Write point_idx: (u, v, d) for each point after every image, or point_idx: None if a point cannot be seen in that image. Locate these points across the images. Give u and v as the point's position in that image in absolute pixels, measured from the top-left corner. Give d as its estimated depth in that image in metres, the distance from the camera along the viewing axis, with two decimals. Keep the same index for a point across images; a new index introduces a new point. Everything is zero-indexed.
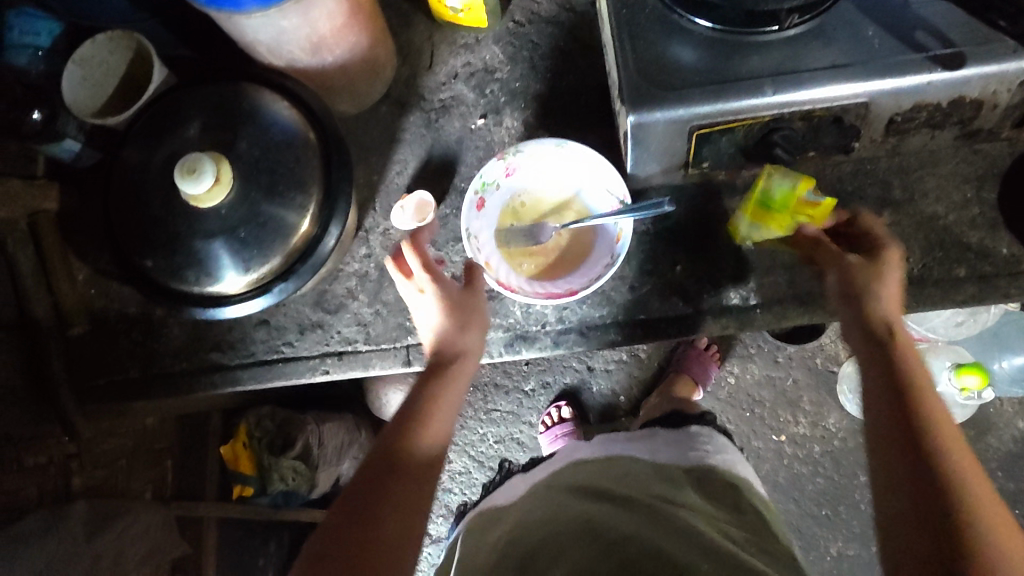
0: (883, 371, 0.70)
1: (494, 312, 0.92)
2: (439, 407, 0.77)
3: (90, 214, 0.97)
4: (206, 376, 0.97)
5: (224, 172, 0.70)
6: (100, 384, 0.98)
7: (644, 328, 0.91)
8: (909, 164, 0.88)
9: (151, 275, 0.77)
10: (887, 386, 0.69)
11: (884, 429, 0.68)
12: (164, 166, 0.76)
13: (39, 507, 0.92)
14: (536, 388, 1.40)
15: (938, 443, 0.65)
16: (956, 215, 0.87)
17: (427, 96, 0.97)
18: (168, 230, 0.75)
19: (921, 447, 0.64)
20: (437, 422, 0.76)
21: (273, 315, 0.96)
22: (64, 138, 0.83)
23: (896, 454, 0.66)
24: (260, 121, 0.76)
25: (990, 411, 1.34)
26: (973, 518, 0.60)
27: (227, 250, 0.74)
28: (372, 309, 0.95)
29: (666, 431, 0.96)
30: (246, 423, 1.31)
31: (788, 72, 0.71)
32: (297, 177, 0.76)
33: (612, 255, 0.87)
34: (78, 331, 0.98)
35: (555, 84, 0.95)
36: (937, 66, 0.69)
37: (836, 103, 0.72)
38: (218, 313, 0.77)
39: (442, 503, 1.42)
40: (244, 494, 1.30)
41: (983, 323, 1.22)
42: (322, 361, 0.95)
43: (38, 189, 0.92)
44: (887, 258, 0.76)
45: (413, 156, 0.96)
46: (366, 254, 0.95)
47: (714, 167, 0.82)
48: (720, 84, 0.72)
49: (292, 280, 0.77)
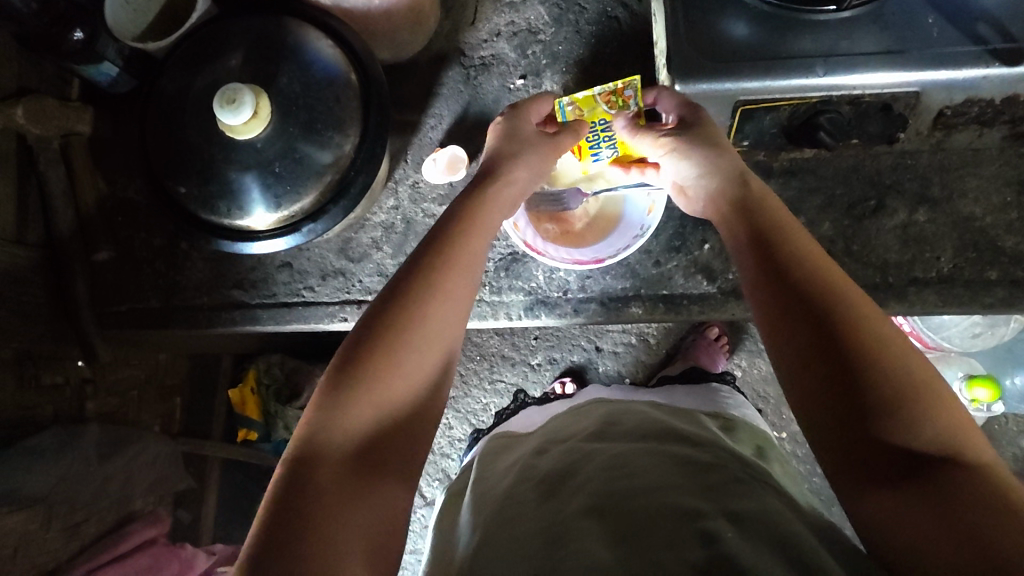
0: (751, 241, 0.64)
1: (517, 274, 0.94)
2: (465, 239, 0.69)
3: (121, 143, 0.98)
4: (225, 313, 0.97)
5: (262, 107, 0.70)
6: (122, 310, 0.99)
7: (666, 303, 0.91)
8: (950, 162, 0.86)
9: (182, 202, 0.77)
10: (756, 265, 0.63)
11: (764, 293, 0.61)
12: (205, 93, 0.76)
13: (54, 424, 0.94)
14: (543, 362, 1.39)
15: (811, 292, 0.58)
16: (994, 217, 0.86)
17: (467, 52, 0.97)
18: (203, 157, 0.75)
19: (811, 320, 0.57)
20: (469, 252, 0.68)
21: (296, 258, 0.96)
22: (104, 61, 0.83)
23: (788, 332, 0.58)
24: (303, 58, 0.76)
25: (994, 428, 1.31)
26: (870, 346, 0.54)
27: (259, 184, 0.75)
28: (395, 261, 0.95)
29: (692, 387, 1.06)
30: (256, 368, 1.31)
31: (841, 54, 0.68)
32: (336, 117, 0.76)
33: (641, 227, 0.88)
34: (103, 256, 0.99)
35: (598, 50, 0.94)
36: (996, 60, 0.66)
37: (887, 90, 0.69)
38: (244, 247, 0.77)
39: (440, 466, 1.43)
40: (249, 438, 1.31)
41: (1001, 337, 1.17)
42: (341, 309, 0.96)
43: (73, 110, 0.91)
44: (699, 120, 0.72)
45: (448, 112, 0.96)
46: (393, 206, 0.96)
47: (755, 145, 0.83)
48: (771, 60, 0.69)
49: (322, 221, 0.77)
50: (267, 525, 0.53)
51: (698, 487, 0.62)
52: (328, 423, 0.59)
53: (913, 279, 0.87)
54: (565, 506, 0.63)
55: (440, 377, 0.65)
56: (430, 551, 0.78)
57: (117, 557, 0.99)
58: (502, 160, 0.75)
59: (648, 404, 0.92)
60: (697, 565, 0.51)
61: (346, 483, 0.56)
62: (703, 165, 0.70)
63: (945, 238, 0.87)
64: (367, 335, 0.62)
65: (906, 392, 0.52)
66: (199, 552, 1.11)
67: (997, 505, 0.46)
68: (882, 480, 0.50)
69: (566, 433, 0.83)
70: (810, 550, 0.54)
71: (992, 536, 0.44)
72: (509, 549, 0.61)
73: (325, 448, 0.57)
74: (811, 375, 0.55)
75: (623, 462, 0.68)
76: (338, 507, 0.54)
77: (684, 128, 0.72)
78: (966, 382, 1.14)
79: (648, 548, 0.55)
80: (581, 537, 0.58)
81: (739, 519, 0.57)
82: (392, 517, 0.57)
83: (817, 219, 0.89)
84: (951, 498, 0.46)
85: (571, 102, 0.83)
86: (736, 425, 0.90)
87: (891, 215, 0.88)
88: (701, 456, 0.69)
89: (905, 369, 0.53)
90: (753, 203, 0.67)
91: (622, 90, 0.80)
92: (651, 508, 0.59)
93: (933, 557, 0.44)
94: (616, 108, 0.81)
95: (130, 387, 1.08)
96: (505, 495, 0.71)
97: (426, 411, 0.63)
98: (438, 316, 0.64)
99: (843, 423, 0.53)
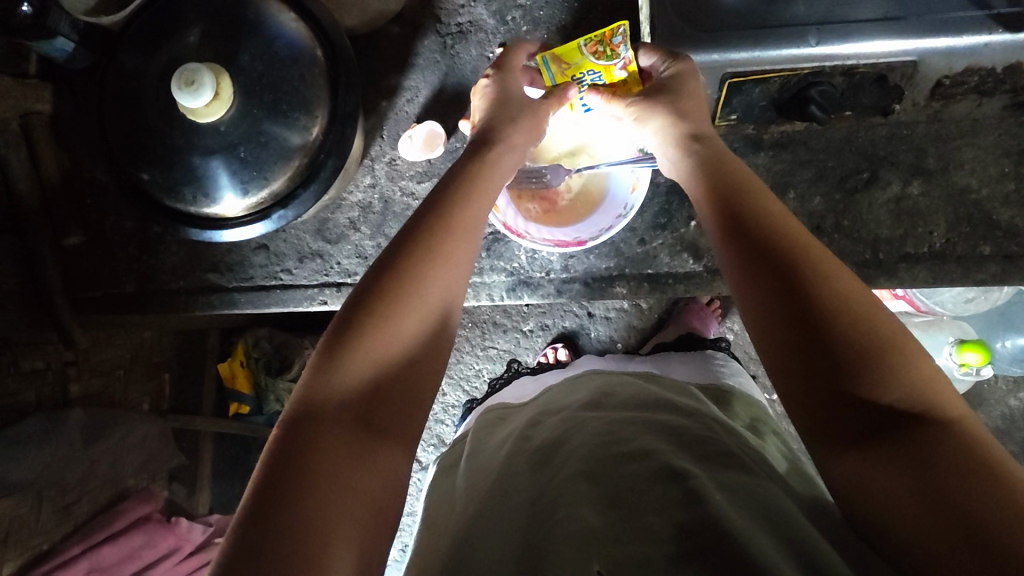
0: (725, 204, 0.61)
1: (498, 255, 0.92)
2: (449, 203, 0.67)
3: (86, 122, 0.94)
4: (203, 297, 0.96)
5: (224, 87, 0.67)
6: (97, 296, 0.98)
7: (651, 282, 0.89)
8: (947, 131, 0.83)
9: (147, 189, 0.74)
10: (725, 230, 0.60)
11: (738, 262, 0.58)
12: (163, 73, 0.72)
13: (37, 411, 0.93)
14: (535, 329, 1.39)
15: (785, 255, 0.56)
16: (989, 189, 0.83)
17: (444, 19, 0.93)
18: (165, 142, 0.72)
19: (780, 284, 0.55)
20: (466, 219, 0.66)
21: (272, 240, 0.94)
22: (56, 37, 0.77)
23: (759, 299, 0.56)
24: (265, 34, 0.72)
25: (983, 387, 1.30)
26: (844, 308, 0.52)
27: (226, 170, 0.72)
28: (373, 242, 0.93)
29: (683, 354, 1.07)
30: (244, 343, 1.30)
31: (836, 21, 0.64)
32: (303, 97, 0.72)
33: (625, 206, 0.85)
34: (74, 241, 0.96)
35: (581, 15, 0.89)
36: (998, 27, 0.62)
37: (882, 60, 0.65)
38: (216, 235, 0.75)
39: (434, 432, 1.44)
40: (241, 412, 1.31)
41: (994, 302, 1.15)
42: (320, 292, 0.94)
43: (31, 89, 0.89)
44: (682, 75, 0.69)
45: (425, 84, 0.92)
46: (370, 184, 0.93)
47: (744, 118, 0.80)
48: (760, 30, 0.65)
49: (292, 207, 0.74)
50: (262, 485, 0.50)
51: (692, 457, 0.62)
52: (314, 393, 0.56)
53: (904, 255, 0.85)
54: (558, 474, 0.63)
55: (440, 341, 0.62)
56: (421, 520, 0.78)
57: (111, 535, 1.01)
58: (488, 127, 0.74)
59: (641, 376, 0.91)
60: (686, 528, 0.51)
61: (347, 442, 0.53)
62: (667, 121, 0.70)
63: (939, 212, 0.84)
64: (365, 295, 0.60)
65: (878, 350, 0.50)
66: (193, 525, 1.16)
67: (976, 466, 0.43)
68: (861, 444, 0.48)
69: (560, 404, 0.83)
70: (795, 518, 0.53)
71: (968, 494, 0.42)
72: (500, 520, 0.61)
73: (316, 410, 0.55)
74: (782, 340, 0.54)
75: (617, 430, 0.68)
76: (341, 464, 0.52)
77: (659, 88, 0.70)
78: (956, 346, 1.11)
79: (640, 514, 0.54)
80: (572, 502, 0.57)
81: (728, 488, 0.57)
82: (386, 482, 0.54)
83: (808, 193, 0.86)
84: (927, 457, 0.44)
85: (555, 55, 0.79)
86: (731, 397, 0.89)
87: (885, 187, 0.85)
88: (697, 426, 0.69)
89: (875, 328, 0.51)
90: (733, 165, 0.65)
91: (610, 39, 0.74)
92: (641, 472, 0.59)
93: (909, 519, 0.43)
94: (604, 58, 0.76)
95: (116, 367, 1.07)
96: (500, 468, 0.71)
97: (424, 375, 0.60)
98: (433, 273, 0.62)
99: (815, 392, 0.51)
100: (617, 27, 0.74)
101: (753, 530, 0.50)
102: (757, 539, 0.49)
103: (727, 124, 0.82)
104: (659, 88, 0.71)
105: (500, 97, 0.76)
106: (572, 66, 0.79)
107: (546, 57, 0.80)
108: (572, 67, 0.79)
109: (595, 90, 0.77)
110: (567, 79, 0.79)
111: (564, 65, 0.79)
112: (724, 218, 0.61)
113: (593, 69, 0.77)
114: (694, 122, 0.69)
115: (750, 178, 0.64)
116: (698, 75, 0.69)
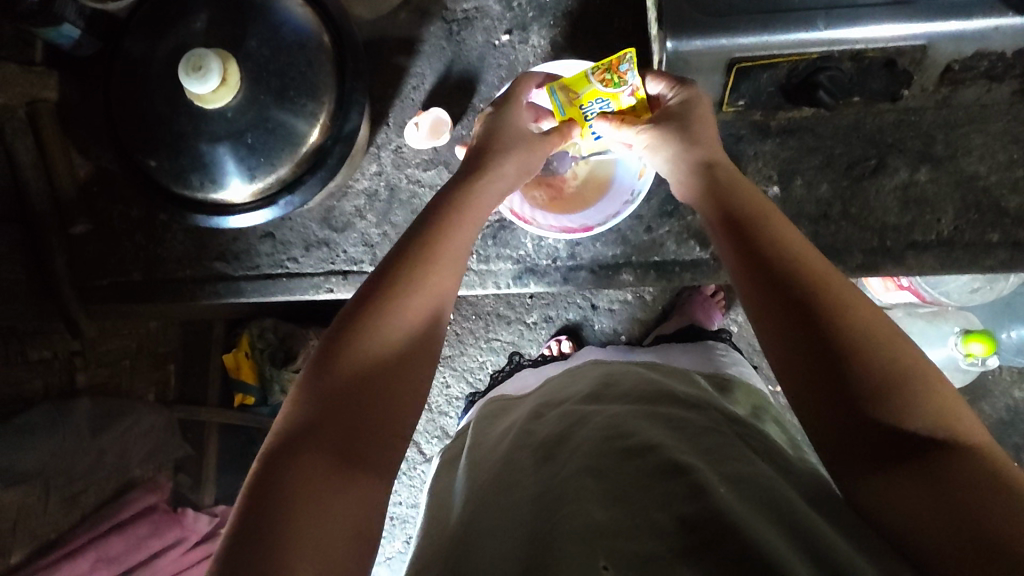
0: (734, 226, 0.61)
1: (504, 243, 0.92)
2: (450, 217, 0.66)
3: (91, 110, 0.95)
4: (210, 285, 0.96)
5: (231, 73, 0.67)
6: (103, 285, 0.97)
7: (658, 270, 0.89)
8: (955, 118, 0.83)
9: (154, 175, 0.74)
10: (734, 252, 0.60)
11: (749, 284, 0.58)
12: (170, 58, 0.72)
13: (44, 399, 0.95)
14: (538, 320, 1.39)
15: (797, 279, 0.56)
16: (998, 175, 0.83)
17: (450, 6, 0.92)
18: (172, 128, 0.72)
19: (792, 309, 0.54)
20: (461, 237, 0.66)
21: (278, 229, 0.94)
22: (63, 23, 0.77)
23: (772, 320, 0.55)
24: (272, 19, 0.72)
25: (987, 378, 1.30)
26: (852, 332, 0.52)
27: (233, 156, 0.72)
28: (379, 230, 0.93)
29: (686, 344, 1.07)
30: (249, 334, 1.25)
31: (846, 5, 0.64)
32: (310, 83, 0.72)
33: (632, 192, 0.85)
34: (81, 229, 0.96)
35: (587, 2, 0.89)
36: (1009, 10, 0.62)
37: (892, 44, 0.65)
38: (222, 221, 0.75)
39: (438, 424, 1.44)
40: (246, 403, 1.29)
41: (999, 292, 1.15)
42: (326, 280, 0.94)
43: (36, 77, 0.89)
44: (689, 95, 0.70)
45: (430, 71, 0.92)
46: (376, 171, 0.93)
47: (751, 104, 0.79)
48: (770, 14, 0.65)
49: (298, 194, 0.74)
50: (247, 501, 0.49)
51: (696, 451, 0.61)
52: (296, 412, 0.55)
53: (911, 243, 0.85)
54: (563, 469, 0.62)
55: (426, 361, 0.60)
56: (425, 512, 0.78)
57: (118, 524, 1.03)
58: (487, 144, 0.73)
59: (646, 366, 0.91)
60: (688, 521, 0.51)
61: (324, 462, 0.52)
62: (676, 147, 0.68)
63: (947, 200, 0.84)
64: (362, 310, 0.59)
65: (889, 374, 0.50)
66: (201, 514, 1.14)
67: (991, 485, 0.44)
68: (875, 460, 0.48)
69: (562, 396, 0.83)
70: (801, 508, 0.53)
71: (982, 510, 0.42)
72: (505, 517, 0.61)
73: (296, 429, 0.54)
74: (795, 360, 0.53)
75: (623, 423, 0.67)
76: (330, 483, 0.51)
77: (671, 112, 0.70)
78: (962, 337, 1.11)
79: (644, 510, 0.54)
80: (577, 498, 0.57)
81: (733, 479, 0.56)
82: (363, 503, 0.51)
83: (815, 181, 0.86)
84: (939, 473, 0.45)
85: (563, 85, 0.78)
86: (733, 384, 0.90)
87: (892, 174, 0.85)
88: (702, 419, 0.68)
89: (884, 352, 0.51)
90: (738, 184, 0.64)
91: (618, 66, 0.74)
92: (647, 468, 0.58)
93: (927, 536, 0.43)
94: (611, 85, 0.76)
95: (122, 357, 1.07)
96: (503, 463, 0.71)
97: (409, 394, 0.58)
98: (428, 292, 0.61)
99: (825, 407, 0.51)
100: (623, 56, 0.74)
101: (757, 523, 0.49)
102: (761, 531, 0.49)
103: (735, 110, 0.82)
104: (670, 111, 0.70)
105: (510, 95, 0.76)
106: (581, 96, 0.78)
107: (554, 87, 0.79)
108: (581, 98, 0.78)
109: (605, 116, 0.76)
110: (577, 111, 0.79)
111: (572, 96, 0.78)
112: (733, 240, 0.60)
113: (602, 98, 0.77)
114: (704, 144, 0.68)
115: (755, 200, 0.63)
116: (707, 100, 0.71)
